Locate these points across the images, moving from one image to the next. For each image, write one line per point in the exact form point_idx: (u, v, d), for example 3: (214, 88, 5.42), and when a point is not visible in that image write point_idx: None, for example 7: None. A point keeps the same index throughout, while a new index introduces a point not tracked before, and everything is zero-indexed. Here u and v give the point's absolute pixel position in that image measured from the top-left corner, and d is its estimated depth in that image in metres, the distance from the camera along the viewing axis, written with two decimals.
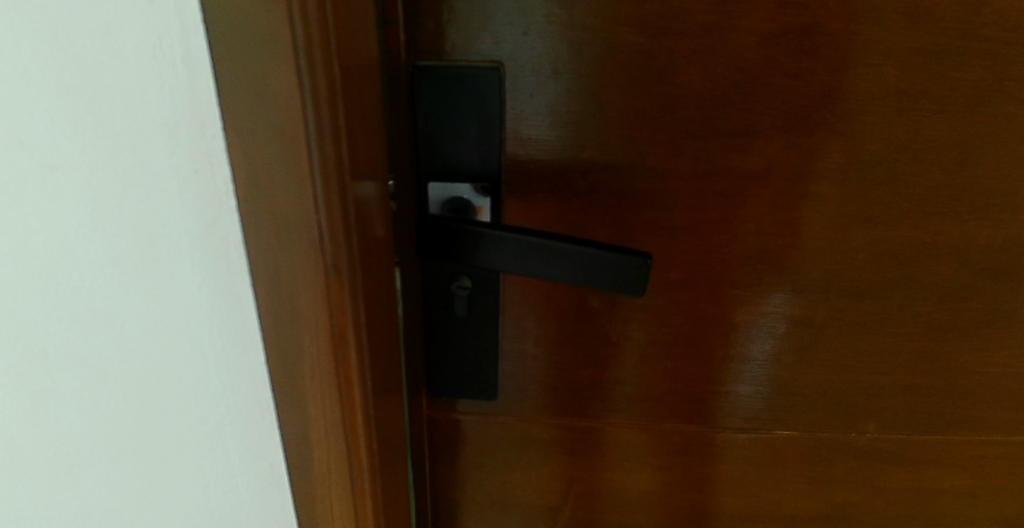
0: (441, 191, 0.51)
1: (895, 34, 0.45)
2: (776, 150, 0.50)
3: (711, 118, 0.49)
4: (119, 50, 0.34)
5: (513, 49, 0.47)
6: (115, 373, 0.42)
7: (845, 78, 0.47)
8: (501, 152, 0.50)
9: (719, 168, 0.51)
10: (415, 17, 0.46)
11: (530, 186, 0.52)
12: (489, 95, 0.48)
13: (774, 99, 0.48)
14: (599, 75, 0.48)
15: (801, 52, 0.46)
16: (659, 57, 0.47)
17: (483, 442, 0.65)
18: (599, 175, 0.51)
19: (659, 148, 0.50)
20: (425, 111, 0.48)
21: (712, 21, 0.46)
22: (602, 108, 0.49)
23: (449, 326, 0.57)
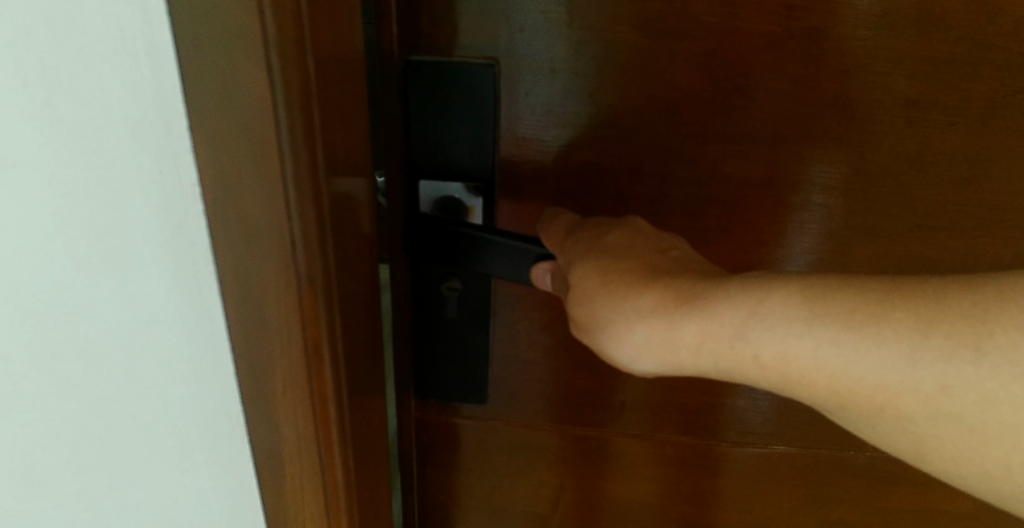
0: (431, 190, 0.50)
1: (904, 40, 0.44)
2: (777, 157, 0.48)
3: (712, 123, 0.47)
4: (78, 42, 0.33)
5: (513, 47, 0.46)
6: (81, 376, 0.41)
7: (851, 84, 0.45)
8: (495, 151, 0.49)
9: (720, 175, 0.49)
10: (408, 10, 0.45)
11: (525, 188, 0.51)
12: (483, 92, 0.46)
13: (777, 104, 0.46)
14: (598, 76, 0.46)
15: (806, 56, 0.45)
16: (659, 58, 0.45)
17: (471, 447, 0.64)
18: (596, 179, 0.50)
19: (659, 153, 0.48)
20: (416, 108, 0.47)
21: (714, 24, 0.44)
22: (601, 110, 0.47)
23: (438, 326, 0.56)
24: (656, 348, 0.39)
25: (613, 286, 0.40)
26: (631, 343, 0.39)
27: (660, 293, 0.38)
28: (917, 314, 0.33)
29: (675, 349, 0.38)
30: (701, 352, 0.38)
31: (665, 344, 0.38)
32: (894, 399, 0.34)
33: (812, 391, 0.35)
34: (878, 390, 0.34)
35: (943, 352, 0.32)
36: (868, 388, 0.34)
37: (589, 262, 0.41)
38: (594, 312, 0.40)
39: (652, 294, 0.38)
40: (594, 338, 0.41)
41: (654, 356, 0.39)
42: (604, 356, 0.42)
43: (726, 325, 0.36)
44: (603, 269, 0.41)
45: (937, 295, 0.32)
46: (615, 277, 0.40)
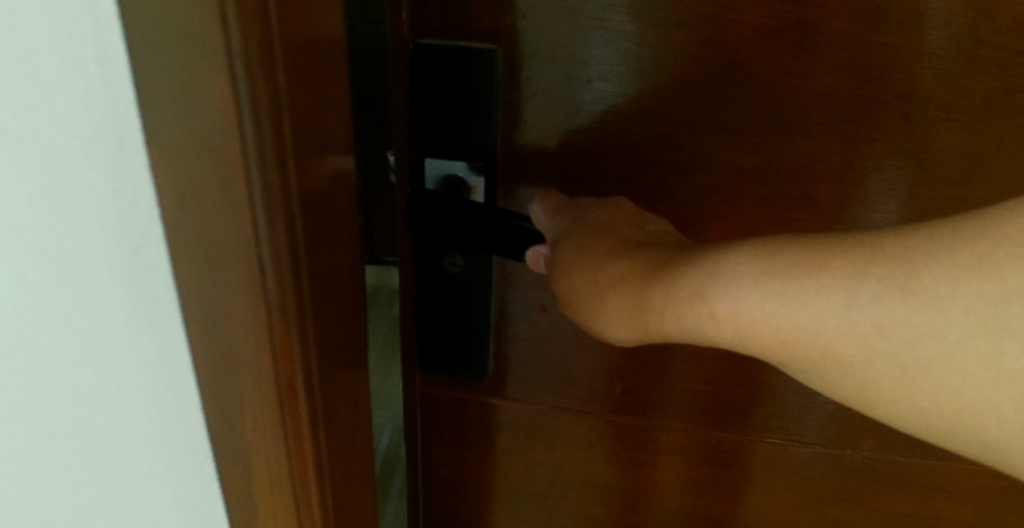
0: (436, 168, 0.52)
1: (899, 35, 0.44)
2: (772, 148, 0.49)
3: (707, 112, 0.48)
4: (21, 43, 0.28)
5: (570, 39, 0.47)
6: (20, 408, 0.37)
7: (845, 79, 0.46)
8: (498, 133, 0.51)
9: (715, 164, 0.50)
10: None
11: (525, 169, 0.52)
12: (485, 76, 0.49)
13: (772, 95, 0.47)
14: (596, 62, 0.48)
15: (801, 49, 0.45)
16: (656, 46, 0.47)
17: (472, 422, 0.66)
18: (594, 163, 0.51)
19: (655, 139, 0.50)
20: (423, 90, 0.50)
21: (710, 14, 0.46)
22: (599, 97, 0.49)
23: (440, 301, 0.58)
24: (626, 313, 0.43)
25: (589, 260, 0.45)
26: (606, 308, 0.44)
27: (629, 264, 0.43)
28: (855, 261, 0.34)
29: (642, 312, 0.42)
30: (664, 314, 0.41)
31: (631, 307, 0.43)
32: (844, 365, 0.36)
33: (763, 341, 0.37)
34: (822, 336, 0.35)
35: (880, 295, 0.34)
36: (812, 335, 0.36)
37: (570, 240, 0.46)
38: (576, 281, 0.45)
39: (623, 265, 0.43)
40: (577, 308, 0.46)
41: (625, 322, 0.44)
42: (584, 324, 0.47)
43: (682, 284, 0.40)
44: (580, 246, 0.45)
45: (873, 239, 0.35)
46: (591, 252, 0.45)
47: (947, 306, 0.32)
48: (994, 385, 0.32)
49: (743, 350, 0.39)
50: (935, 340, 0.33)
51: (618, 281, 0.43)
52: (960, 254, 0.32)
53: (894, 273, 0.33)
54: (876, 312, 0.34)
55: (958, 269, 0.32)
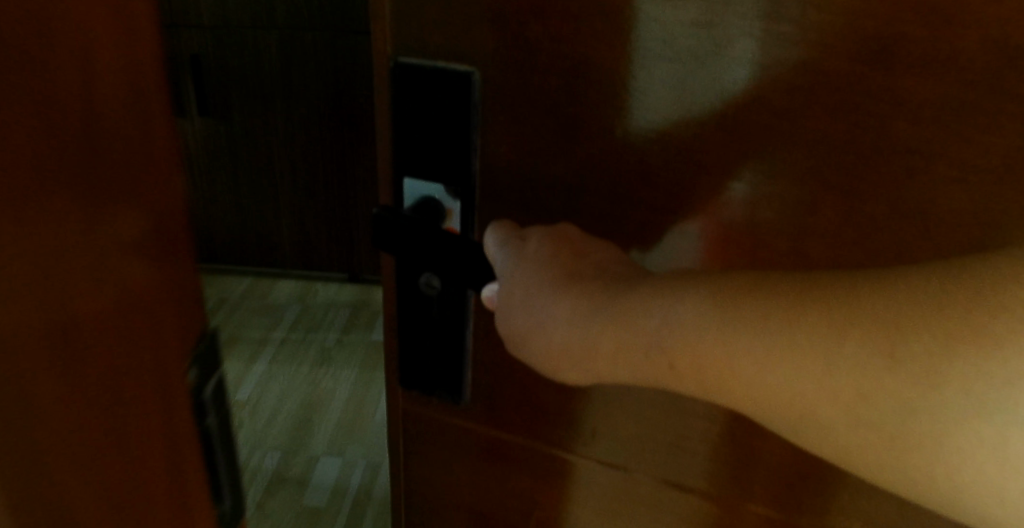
0: (415, 188, 0.53)
1: (908, 80, 0.39)
2: (758, 195, 0.45)
3: (689, 151, 0.45)
4: None
5: (659, 60, 0.43)
6: None
7: (840, 125, 0.41)
8: (475, 157, 0.51)
9: (697, 208, 0.47)
10: (399, 10, 0.48)
11: (502, 195, 0.51)
12: (463, 100, 0.49)
13: (758, 137, 0.43)
14: (572, 88, 0.46)
15: (792, 88, 0.41)
16: (635, 79, 0.44)
17: (450, 445, 0.65)
18: (570, 195, 0.49)
19: (634, 176, 0.47)
20: (405, 108, 0.51)
21: (692, 45, 0.42)
22: (577, 125, 0.47)
23: (420, 320, 0.58)
24: (580, 355, 0.41)
25: (534, 306, 0.42)
26: (559, 351, 0.41)
27: (572, 309, 0.40)
28: (828, 316, 0.32)
29: (596, 355, 0.40)
30: (615, 361, 0.40)
31: (579, 355, 0.41)
32: (835, 432, 0.34)
33: (731, 395, 0.36)
34: (799, 399, 0.34)
35: (861, 359, 0.32)
36: (789, 396, 0.34)
37: (517, 281, 0.43)
38: (527, 322, 0.43)
39: (565, 309, 0.41)
40: (527, 348, 0.44)
41: (581, 365, 0.42)
42: (536, 365, 0.44)
43: (643, 330, 0.38)
44: (525, 290, 0.43)
45: (849, 291, 0.32)
46: (536, 298, 0.42)
47: (942, 384, 0.30)
48: (990, 470, 0.30)
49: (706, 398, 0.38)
50: (930, 414, 0.31)
51: (571, 325, 0.40)
52: (950, 322, 0.30)
53: (878, 338, 0.31)
54: (862, 383, 0.32)
55: (952, 339, 0.30)
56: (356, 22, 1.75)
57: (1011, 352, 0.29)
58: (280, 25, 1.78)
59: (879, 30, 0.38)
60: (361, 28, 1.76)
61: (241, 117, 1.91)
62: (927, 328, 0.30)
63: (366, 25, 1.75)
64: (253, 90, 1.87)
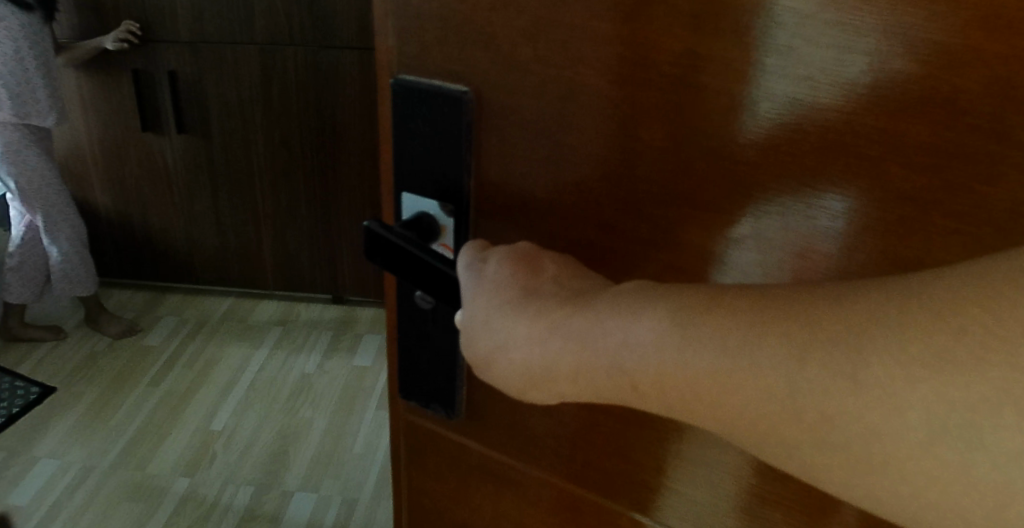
0: (412, 204, 0.57)
1: (898, 120, 0.39)
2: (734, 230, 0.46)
3: (672, 184, 0.47)
4: None
5: (789, 69, 0.41)
6: None
7: (830, 166, 0.42)
8: (467, 177, 0.53)
9: (680, 241, 0.48)
10: (400, 32, 0.52)
11: (499, 212, 0.54)
12: (457, 120, 0.52)
13: (735, 174, 0.44)
14: (563, 114, 0.48)
15: (779, 124, 0.42)
16: (623, 108, 0.46)
17: (445, 459, 0.66)
18: (564, 217, 0.52)
19: (621, 205, 0.49)
20: (404, 125, 0.54)
21: (679, 75, 0.44)
22: (565, 150, 0.49)
23: (416, 333, 0.60)
24: (538, 374, 0.43)
25: (495, 328, 0.45)
26: (517, 367, 0.44)
27: (529, 330, 0.43)
28: (789, 332, 0.34)
29: (554, 374, 0.42)
30: (577, 379, 0.42)
31: (541, 376, 0.43)
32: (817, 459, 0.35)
33: (707, 410, 0.37)
34: (771, 418, 0.35)
35: (829, 385, 0.33)
36: (759, 421, 0.36)
37: (477, 305, 0.47)
38: (488, 344, 0.45)
39: (523, 330, 0.43)
40: (492, 369, 0.46)
41: (544, 388, 0.44)
42: (501, 386, 0.47)
43: (602, 355, 0.39)
44: (486, 312, 0.46)
45: (812, 311, 0.34)
46: (495, 320, 0.45)
47: (906, 408, 0.31)
48: (969, 497, 0.31)
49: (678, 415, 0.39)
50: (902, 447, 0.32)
51: (526, 347, 0.43)
52: (931, 358, 0.30)
53: (840, 357, 0.32)
54: (823, 402, 0.33)
55: (918, 370, 0.31)
56: (336, 39, 1.76)
57: (968, 378, 0.29)
58: (260, 42, 1.79)
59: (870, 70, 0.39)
60: (341, 45, 1.76)
61: (223, 132, 1.91)
62: (889, 351, 0.31)
63: (346, 42, 1.76)
64: (231, 108, 1.87)
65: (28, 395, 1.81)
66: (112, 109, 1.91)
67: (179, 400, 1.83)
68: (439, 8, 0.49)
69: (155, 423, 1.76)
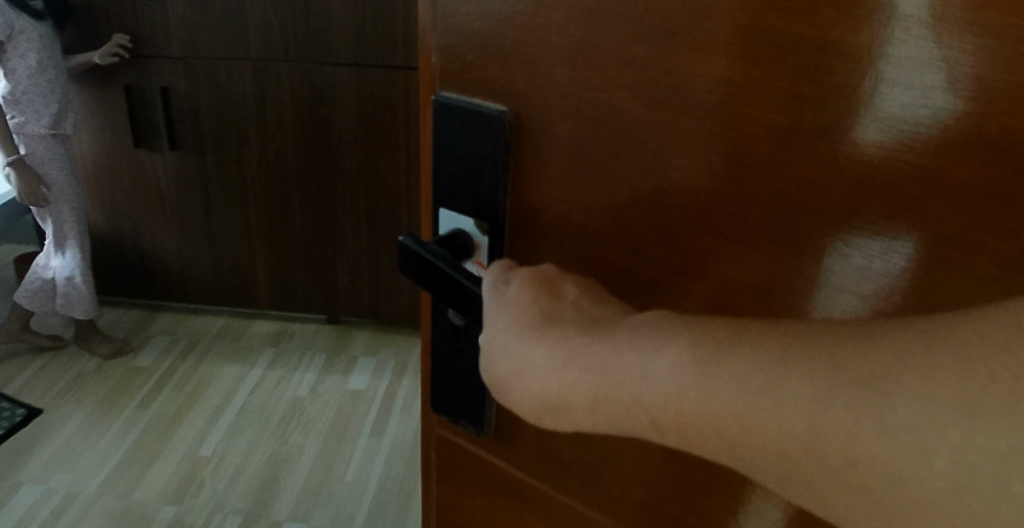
0: (450, 220, 0.58)
1: (943, 160, 0.37)
2: (760, 262, 0.44)
3: (702, 212, 0.45)
4: None
5: (909, 88, 0.36)
6: None
7: (864, 202, 0.39)
8: (504, 195, 0.54)
9: (708, 272, 0.47)
10: (446, 50, 0.53)
11: (533, 233, 0.54)
12: (494, 139, 0.52)
13: (765, 205, 0.43)
14: (600, 137, 0.48)
15: (817, 157, 0.40)
16: (657, 136, 0.45)
17: (475, 477, 0.65)
18: (599, 240, 0.51)
19: (652, 232, 0.48)
20: (447, 141, 0.55)
21: (714, 104, 0.43)
22: (600, 173, 0.49)
23: (448, 347, 0.61)
24: (554, 398, 0.42)
25: (513, 350, 0.45)
26: (534, 389, 0.43)
27: (549, 352, 0.43)
28: (828, 364, 0.34)
29: (571, 399, 0.41)
30: (594, 408, 0.41)
31: (559, 399, 0.42)
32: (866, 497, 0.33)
33: (740, 445, 0.36)
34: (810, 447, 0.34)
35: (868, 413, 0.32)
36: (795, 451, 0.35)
37: (497, 326, 0.46)
38: (507, 366, 0.45)
39: (544, 353, 0.43)
40: (509, 393, 0.45)
41: (561, 416, 0.43)
42: (518, 411, 0.46)
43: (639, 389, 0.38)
44: (506, 334, 0.46)
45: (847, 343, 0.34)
46: (514, 342, 0.45)
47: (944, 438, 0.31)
48: None
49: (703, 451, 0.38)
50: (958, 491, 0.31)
51: (546, 368, 0.42)
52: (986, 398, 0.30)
53: (866, 394, 0.32)
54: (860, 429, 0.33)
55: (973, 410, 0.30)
56: (331, 55, 1.74)
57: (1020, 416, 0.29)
58: (254, 57, 1.77)
59: (913, 105, 0.36)
60: (335, 61, 1.74)
61: (216, 149, 1.89)
62: (934, 390, 0.31)
63: (340, 59, 1.74)
64: (224, 125, 1.86)
65: (15, 414, 1.78)
66: (100, 129, 1.88)
67: (169, 422, 1.80)
68: (483, 28, 0.50)
69: (141, 449, 1.72)
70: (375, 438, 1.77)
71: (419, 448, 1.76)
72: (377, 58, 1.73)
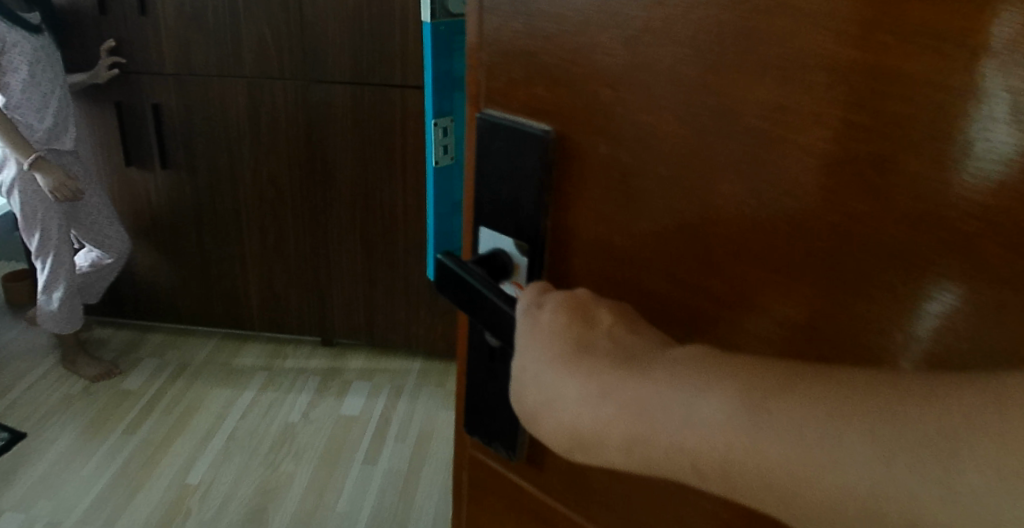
0: (490, 238, 0.56)
1: (1006, 198, 0.34)
2: (810, 297, 0.41)
3: (751, 241, 0.43)
4: None
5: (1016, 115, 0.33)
6: None
7: (924, 237, 0.37)
8: (544, 216, 0.52)
9: (753, 305, 0.44)
10: (491, 67, 0.51)
11: (574, 257, 0.52)
12: (535, 159, 0.50)
13: (817, 237, 0.40)
14: (645, 159, 0.45)
15: (869, 188, 0.38)
16: (704, 161, 0.43)
17: (505, 507, 0.62)
18: (641, 268, 0.48)
19: (695, 262, 0.45)
20: (489, 160, 0.53)
21: (768, 130, 0.40)
22: (644, 197, 0.46)
23: (483, 369, 0.59)
24: (590, 429, 0.41)
25: (547, 379, 0.43)
26: (568, 419, 0.42)
27: (590, 382, 0.41)
28: (890, 396, 0.35)
29: (609, 430, 0.40)
30: (633, 441, 0.40)
31: (595, 430, 0.41)
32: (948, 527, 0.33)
33: (805, 468, 0.36)
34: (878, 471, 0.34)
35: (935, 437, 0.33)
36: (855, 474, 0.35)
37: (529, 354, 0.45)
38: (540, 392, 0.43)
39: (584, 382, 0.42)
40: (539, 421, 0.44)
41: (596, 447, 0.41)
42: (545, 439, 0.44)
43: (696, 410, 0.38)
44: (539, 362, 0.44)
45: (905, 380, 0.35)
46: (548, 372, 0.43)
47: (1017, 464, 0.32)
48: None
49: (764, 500, 0.37)
50: None
51: (586, 397, 0.41)
52: None
53: (928, 418, 0.34)
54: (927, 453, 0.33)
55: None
56: (327, 73, 1.71)
57: None
58: (248, 75, 1.74)
59: (974, 136, 0.34)
60: (331, 78, 1.72)
61: (209, 168, 1.86)
62: (990, 424, 0.32)
63: (337, 77, 1.71)
64: (218, 144, 1.83)
65: None
66: (94, 145, 1.86)
67: (156, 448, 1.74)
68: (529, 42, 0.48)
69: (126, 476, 1.65)
70: (369, 466, 1.71)
71: (415, 476, 1.69)
72: (374, 77, 1.70)
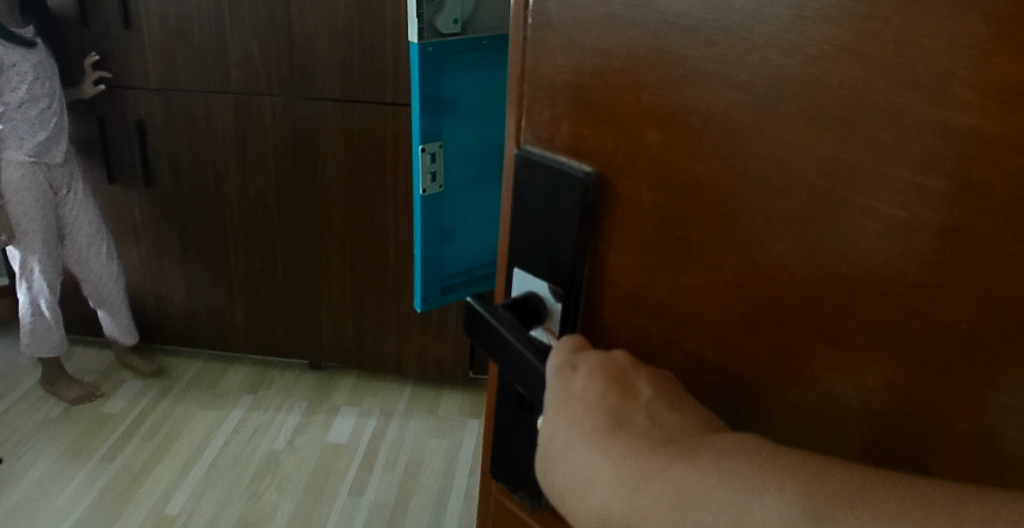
0: (524, 281, 0.53)
1: None
2: (864, 373, 0.37)
3: (800, 307, 0.38)
4: None
5: None
6: None
7: (993, 319, 0.32)
8: (581, 262, 0.48)
9: (798, 375, 0.40)
10: (532, 102, 0.48)
11: (611, 308, 0.48)
12: (573, 202, 0.47)
13: (876, 310, 0.36)
14: (689, 211, 0.41)
15: (938, 261, 0.33)
16: (755, 217, 0.39)
17: None
18: (681, 325, 0.44)
19: (738, 323, 0.41)
20: (527, 201, 0.50)
21: (827, 189, 0.36)
22: (687, 250, 0.42)
23: (510, 417, 0.55)
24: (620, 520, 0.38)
25: (574, 459, 0.40)
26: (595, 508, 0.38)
27: (621, 468, 0.38)
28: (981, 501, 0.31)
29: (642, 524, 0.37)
30: None
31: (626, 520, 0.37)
32: None
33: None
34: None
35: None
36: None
37: (556, 428, 0.42)
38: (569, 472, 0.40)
39: (614, 468, 0.38)
40: (568, 501, 0.40)
41: None
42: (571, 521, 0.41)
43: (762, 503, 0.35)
44: (565, 439, 0.41)
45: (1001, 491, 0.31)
46: (575, 450, 0.40)
47: None
48: None
49: None
50: None
51: (619, 483, 0.38)
52: None
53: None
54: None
55: None
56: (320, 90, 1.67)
57: None
58: (236, 91, 1.69)
59: None
60: (324, 96, 1.67)
61: (195, 185, 1.80)
62: None
63: (331, 95, 1.67)
64: (204, 161, 1.77)
65: None
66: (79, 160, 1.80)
67: (134, 476, 1.67)
68: (572, 79, 0.45)
69: (98, 505, 1.58)
70: (353, 498, 1.65)
71: (399, 510, 1.63)
72: (369, 94, 1.66)
